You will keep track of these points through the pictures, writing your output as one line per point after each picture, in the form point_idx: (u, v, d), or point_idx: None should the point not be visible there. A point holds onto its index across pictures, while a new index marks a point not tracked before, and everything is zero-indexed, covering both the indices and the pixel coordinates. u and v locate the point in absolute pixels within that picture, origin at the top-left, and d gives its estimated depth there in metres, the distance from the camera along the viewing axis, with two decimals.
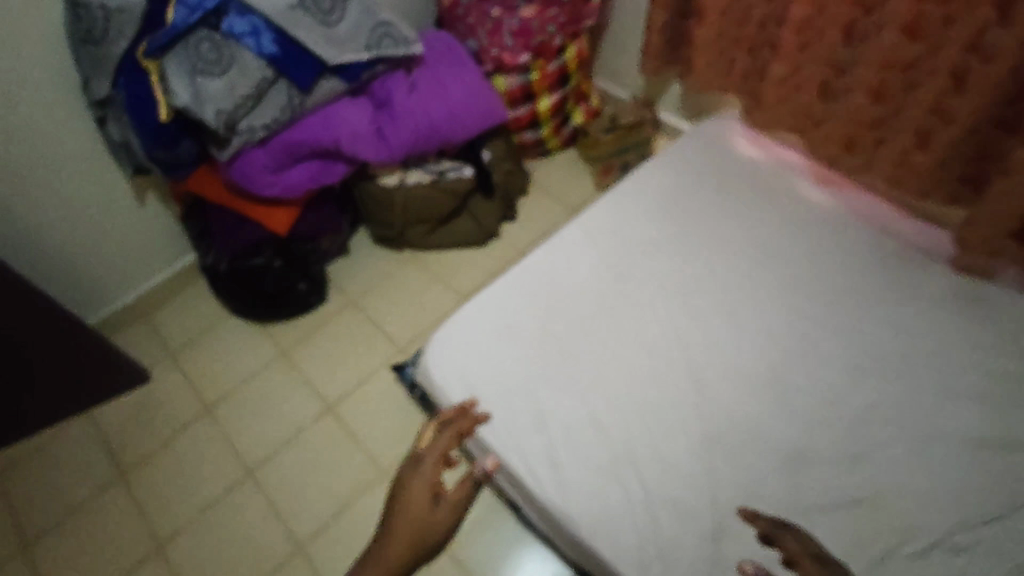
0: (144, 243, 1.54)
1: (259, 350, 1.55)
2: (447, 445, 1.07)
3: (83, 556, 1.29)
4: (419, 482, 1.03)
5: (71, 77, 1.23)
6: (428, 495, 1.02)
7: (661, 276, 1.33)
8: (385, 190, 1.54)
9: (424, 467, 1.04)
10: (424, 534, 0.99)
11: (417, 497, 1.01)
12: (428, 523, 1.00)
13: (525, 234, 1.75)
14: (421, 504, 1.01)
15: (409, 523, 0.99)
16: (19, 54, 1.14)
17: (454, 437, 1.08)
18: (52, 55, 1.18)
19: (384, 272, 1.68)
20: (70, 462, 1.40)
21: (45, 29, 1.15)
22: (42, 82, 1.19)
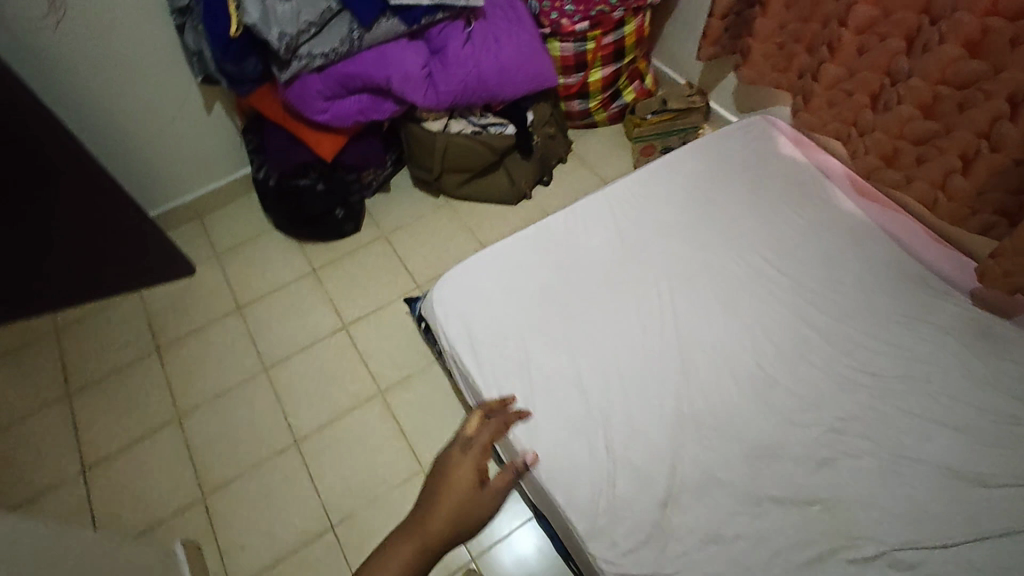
0: (207, 150, 1.68)
1: (292, 263, 1.69)
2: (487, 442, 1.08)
3: (113, 411, 1.46)
4: (467, 462, 1.06)
5: None
6: (474, 474, 1.05)
7: (672, 258, 1.36)
8: (428, 134, 1.61)
9: (470, 453, 1.07)
10: (469, 508, 1.01)
11: (464, 471, 1.04)
12: (474, 500, 1.01)
13: (556, 200, 1.80)
14: (467, 481, 1.03)
15: (456, 493, 1.02)
16: None
17: (497, 433, 1.10)
18: None
19: (416, 213, 1.77)
20: (117, 331, 1.59)
21: None
22: None
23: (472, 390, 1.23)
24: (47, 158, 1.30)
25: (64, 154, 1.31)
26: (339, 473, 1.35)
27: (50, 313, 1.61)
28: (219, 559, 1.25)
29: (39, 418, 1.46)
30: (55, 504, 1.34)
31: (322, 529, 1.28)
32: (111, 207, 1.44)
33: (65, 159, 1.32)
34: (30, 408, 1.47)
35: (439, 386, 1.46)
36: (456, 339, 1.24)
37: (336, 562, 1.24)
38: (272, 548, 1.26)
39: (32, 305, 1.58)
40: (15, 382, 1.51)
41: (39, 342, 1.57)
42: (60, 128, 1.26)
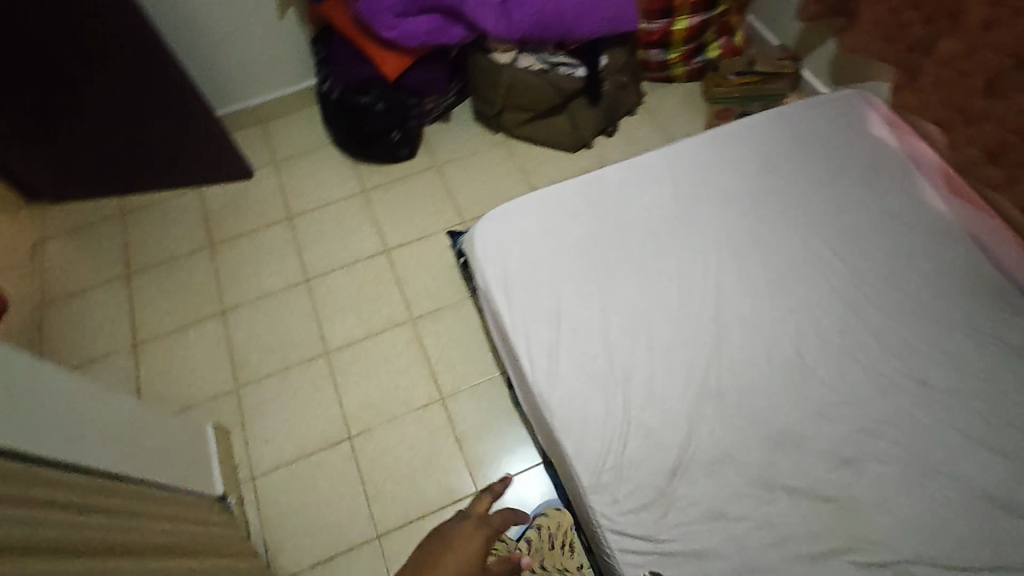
0: (277, 56, 1.70)
1: (344, 181, 1.71)
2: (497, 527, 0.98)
3: (164, 296, 1.55)
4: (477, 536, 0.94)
5: None
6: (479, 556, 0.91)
7: (727, 229, 1.29)
8: (495, 65, 1.55)
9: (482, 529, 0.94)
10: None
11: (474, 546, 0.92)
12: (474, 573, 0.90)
13: (616, 153, 1.73)
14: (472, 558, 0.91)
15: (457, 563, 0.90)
16: None
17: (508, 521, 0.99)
18: None
19: (472, 147, 1.75)
20: (176, 222, 1.66)
21: None
22: None
23: (500, 331, 1.24)
24: (120, 43, 1.32)
25: (135, 43, 1.33)
26: (362, 390, 1.39)
27: (118, 196, 1.71)
28: (245, 449, 1.33)
29: (99, 291, 1.56)
30: (106, 371, 1.45)
31: (340, 438, 1.34)
32: (177, 101, 1.47)
33: (135, 47, 1.34)
34: (92, 281, 1.58)
35: (469, 322, 1.47)
36: (490, 276, 1.24)
37: (348, 470, 1.30)
38: (293, 447, 1.33)
39: (102, 186, 1.67)
40: (82, 254, 1.62)
41: (106, 222, 1.67)
42: (134, 14, 1.28)
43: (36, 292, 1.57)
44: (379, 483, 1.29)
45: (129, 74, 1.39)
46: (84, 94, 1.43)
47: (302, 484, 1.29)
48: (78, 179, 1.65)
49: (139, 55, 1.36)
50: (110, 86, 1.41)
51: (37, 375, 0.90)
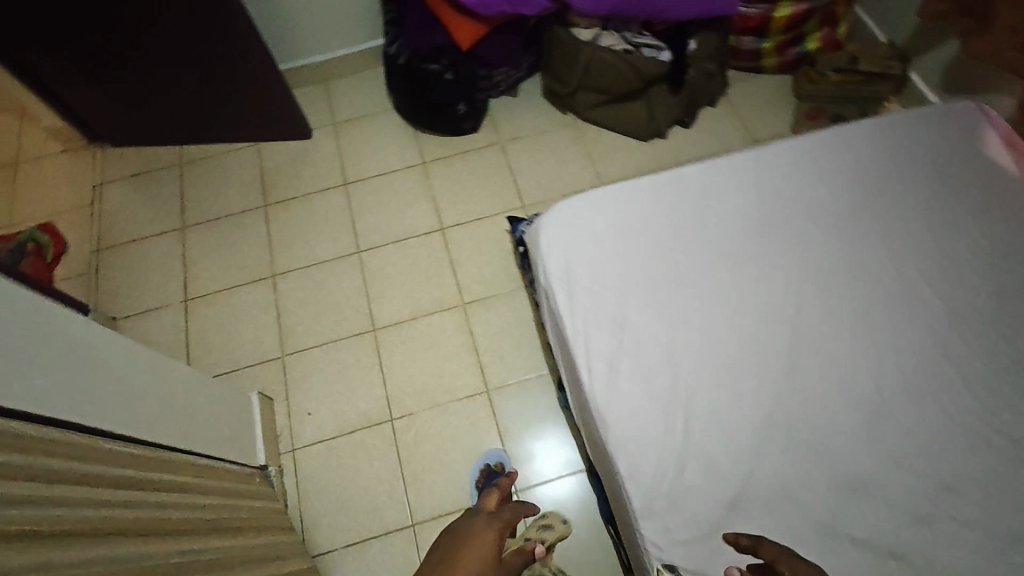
0: (346, 12, 1.63)
1: (403, 151, 1.64)
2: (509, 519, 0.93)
3: (216, 254, 1.53)
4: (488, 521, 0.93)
5: None
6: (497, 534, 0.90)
7: (812, 248, 1.19)
8: (575, 42, 1.44)
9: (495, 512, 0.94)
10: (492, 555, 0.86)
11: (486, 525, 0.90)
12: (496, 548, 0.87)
13: (692, 147, 1.62)
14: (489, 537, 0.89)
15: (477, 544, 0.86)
16: None
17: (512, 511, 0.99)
18: None
19: (538, 127, 1.66)
20: (232, 178, 1.63)
21: None
22: None
23: (558, 333, 1.18)
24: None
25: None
26: (407, 372, 1.37)
27: (177, 144, 1.69)
28: (288, 419, 1.33)
29: (153, 242, 1.56)
30: (156, 324, 1.45)
31: (382, 419, 1.32)
32: (241, 51, 1.42)
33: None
34: (147, 231, 1.57)
35: (521, 314, 1.42)
36: (554, 274, 1.17)
37: (388, 453, 1.29)
38: (334, 423, 1.32)
39: (163, 134, 1.65)
40: (139, 202, 1.61)
41: (164, 171, 1.66)
42: None
43: (93, 237, 1.57)
44: (418, 470, 1.27)
45: (192, 21, 1.34)
46: (149, 40, 1.38)
47: (340, 463, 1.28)
48: (139, 125, 1.63)
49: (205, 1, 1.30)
50: (177, 35, 1.37)
51: (85, 333, 0.88)
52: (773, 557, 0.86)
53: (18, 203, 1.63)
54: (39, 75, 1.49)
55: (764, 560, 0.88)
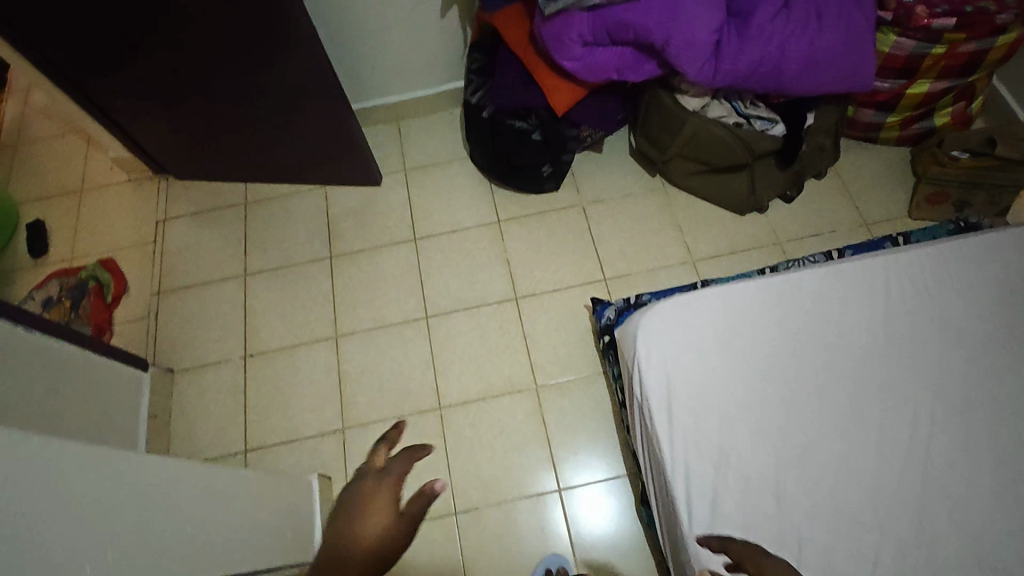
0: (429, 55, 1.52)
1: (478, 207, 1.54)
2: (405, 474, 0.66)
3: (278, 307, 1.46)
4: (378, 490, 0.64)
5: None
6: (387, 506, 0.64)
7: (943, 382, 1.07)
8: (680, 111, 1.30)
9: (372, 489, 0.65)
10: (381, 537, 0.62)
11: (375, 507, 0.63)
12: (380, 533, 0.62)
13: (794, 225, 1.47)
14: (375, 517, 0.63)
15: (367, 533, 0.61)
16: None
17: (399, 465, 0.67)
18: None
19: (625, 190, 1.54)
20: (297, 223, 1.56)
21: None
22: None
23: (650, 452, 1.10)
24: (276, 35, 1.18)
25: (293, 34, 1.18)
26: (474, 460, 1.28)
27: (244, 182, 1.62)
28: None
29: (214, 288, 1.49)
30: (214, 380, 1.39)
31: (445, 512, 1.23)
32: (320, 98, 1.34)
33: (293, 41, 1.20)
34: (210, 276, 1.51)
35: (599, 405, 1.31)
36: (652, 391, 1.08)
37: (450, 550, 1.21)
38: None
39: (230, 171, 1.58)
40: (203, 243, 1.55)
41: (229, 210, 1.59)
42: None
43: (154, 279, 1.52)
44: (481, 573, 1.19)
45: (274, 67, 1.26)
46: (225, 85, 1.31)
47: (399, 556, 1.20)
48: (205, 161, 1.56)
49: (293, 49, 1.21)
50: (255, 78, 1.29)
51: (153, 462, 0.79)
52: (740, 556, 0.90)
53: (81, 235, 1.59)
54: (107, 108, 1.43)
55: (733, 559, 0.91)
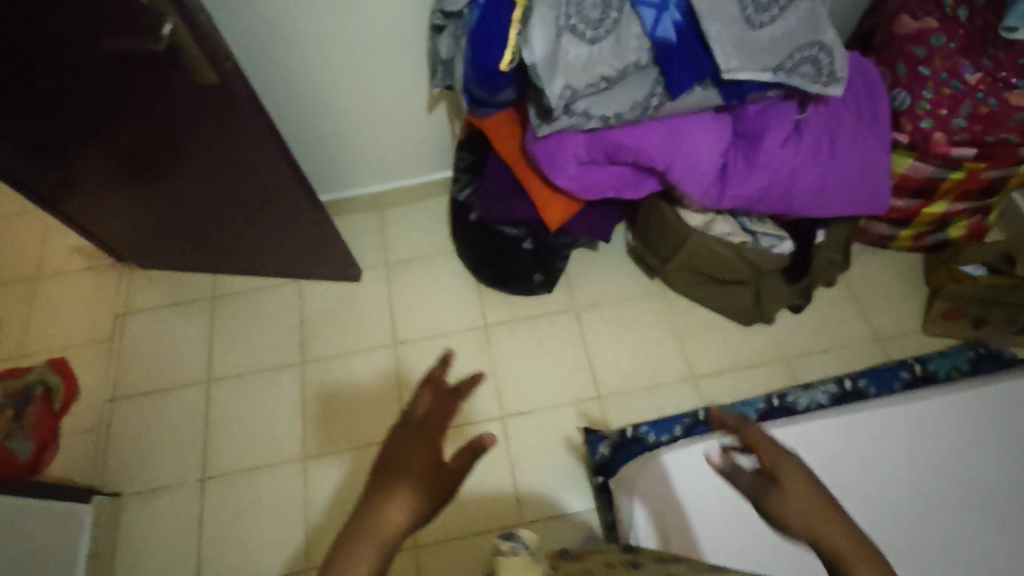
0: (413, 148, 1.43)
1: (464, 309, 1.44)
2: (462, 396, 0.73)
3: (241, 420, 1.34)
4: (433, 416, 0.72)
5: None
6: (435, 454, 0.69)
7: (973, 560, 0.96)
8: (681, 225, 1.22)
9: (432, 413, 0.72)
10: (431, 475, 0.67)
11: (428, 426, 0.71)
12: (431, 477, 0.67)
13: (801, 340, 1.38)
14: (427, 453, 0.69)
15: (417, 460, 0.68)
16: None
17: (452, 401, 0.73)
18: None
19: (621, 294, 1.44)
20: (270, 323, 1.45)
21: None
22: None
23: None
24: (239, 141, 1.06)
25: (258, 144, 1.06)
26: None
27: (213, 273, 1.51)
28: None
29: (173, 396, 1.37)
30: (166, 507, 1.26)
31: None
32: (289, 202, 1.23)
33: (258, 148, 1.08)
34: (171, 380, 1.39)
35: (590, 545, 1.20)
36: None
37: None
38: None
39: (197, 262, 1.47)
40: (165, 341, 1.44)
41: (194, 306, 1.48)
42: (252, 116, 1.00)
43: (110, 382, 1.39)
44: None
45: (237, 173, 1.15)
46: (186, 187, 1.20)
47: None
48: (170, 253, 1.45)
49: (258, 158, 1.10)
50: (222, 182, 1.18)
51: None
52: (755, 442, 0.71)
53: (32, 329, 1.47)
54: (59, 205, 1.29)
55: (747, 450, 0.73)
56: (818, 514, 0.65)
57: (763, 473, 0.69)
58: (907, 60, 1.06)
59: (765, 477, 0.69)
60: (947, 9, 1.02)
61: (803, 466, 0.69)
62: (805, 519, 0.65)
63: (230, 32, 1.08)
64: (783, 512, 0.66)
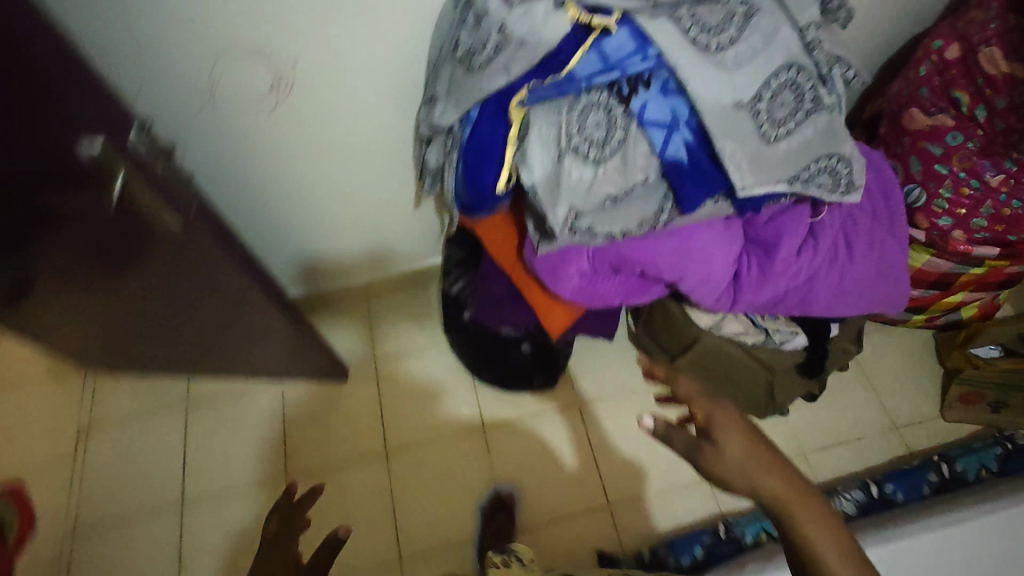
0: (400, 239, 1.34)
1: (458, 410, 1.35)
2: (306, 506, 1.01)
3: (219, 548, 1.23)
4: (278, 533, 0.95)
5: (413, 82, 0.97)
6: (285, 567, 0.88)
7: None
8: (691, 327, 1.15)
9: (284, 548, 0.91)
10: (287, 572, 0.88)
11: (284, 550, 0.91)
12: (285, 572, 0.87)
13: (816, 431, 1.31)
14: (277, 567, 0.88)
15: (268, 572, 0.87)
16: (367, 55, 0.91)
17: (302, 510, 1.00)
18: (398, 61, 0.94)
19: (625, 386, 1.36)
20: (250, 433, 1.35)
21: (407, 32, 0.90)
22: (374, 80, 0.96)
23: None
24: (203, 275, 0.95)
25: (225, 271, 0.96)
26: None
27: (185, 378, 1.40)
28: None
29: (142, 524, 1.26)
30: None
31: None
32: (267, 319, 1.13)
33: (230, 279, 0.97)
34: (140, 505, 1.27)
35: None
36: None
37: None
38: None
39: (167, 370, 1.36)
40: (133, 458, 1.32)
41: (165, 415, 1.37)
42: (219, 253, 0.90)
43: (69, 511, 1.28)
44: None
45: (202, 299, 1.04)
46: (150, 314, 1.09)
47: None
48: (136, 363, 1.34)
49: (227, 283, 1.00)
50: (194, 306, 1.06)
51: None
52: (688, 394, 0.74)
53: None
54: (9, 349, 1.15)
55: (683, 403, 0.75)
56: (751, 468, 0.68)
57: (699, 433, 0.73)
58: (921, 156, 1.01)
59: (700, 436, 0.72)
60: (962, 107, 0.97)
61: (735, 415, 0.72)
62: (743, 475, 0.68)
63: (193, 149, 0.98)
64: (720, 466, 0.69)
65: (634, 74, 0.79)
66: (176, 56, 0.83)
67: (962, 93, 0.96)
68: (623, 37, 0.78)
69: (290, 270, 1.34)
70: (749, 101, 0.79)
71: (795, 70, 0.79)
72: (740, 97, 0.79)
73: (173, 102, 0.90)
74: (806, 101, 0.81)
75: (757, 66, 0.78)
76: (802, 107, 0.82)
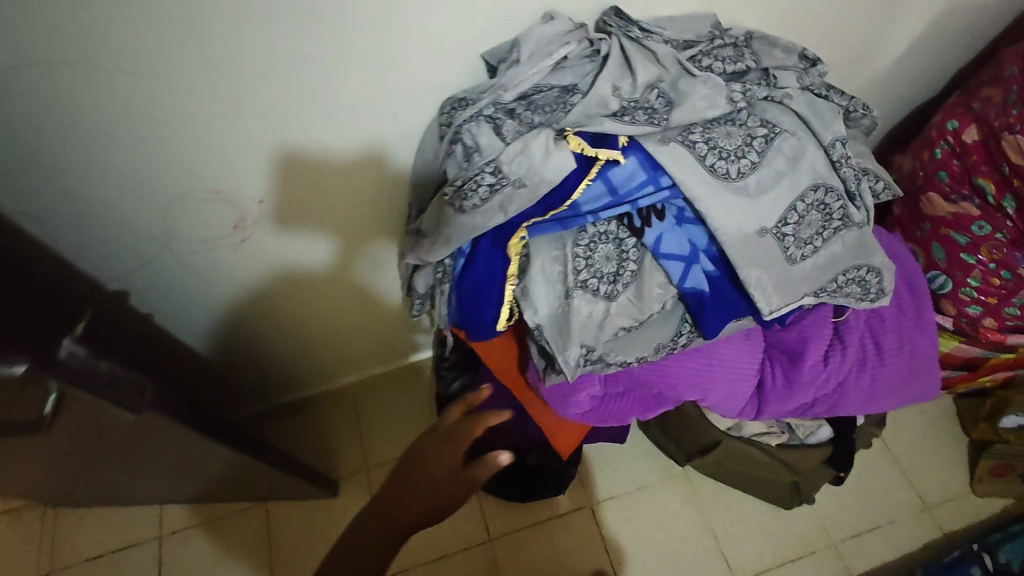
0: (389, 342, 1.23)
1: (463, 522, 1.24)
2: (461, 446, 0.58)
3: None
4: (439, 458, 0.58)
5: (394, 200, 0.88)
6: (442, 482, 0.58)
7: None
8: (709, 432, 1.06)
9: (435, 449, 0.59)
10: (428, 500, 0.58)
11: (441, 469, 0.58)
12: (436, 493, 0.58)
13: (846, 518, 1.23)
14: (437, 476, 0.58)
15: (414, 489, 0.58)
16: (340, 180, 0.81)
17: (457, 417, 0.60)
18: (378, 183, 0.84)
19: (640, 481, 1.27)
20: (234, 567, 1.22)
21: (384, 153, 0.80)
22: (350, 203, 0.86)
23: None
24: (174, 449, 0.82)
25: (200, 444, 0.83)
26: None
27: (157, 507, 1.27)
28: None
29: None
30: None
31: None
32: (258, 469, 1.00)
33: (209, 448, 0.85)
34: None
35: None
36: None
37: None
38: None
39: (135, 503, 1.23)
40: None
41: (137, 553, 1.23)
42: (190, 432, 0.77)
43: None
44: None
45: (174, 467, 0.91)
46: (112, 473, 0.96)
47: None
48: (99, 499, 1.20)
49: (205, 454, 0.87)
50: (155, 468, 0.91)
51: None
52: None
53: None
54: None
55: None
56: None
57: None
58: (945, 245, 0.95)
59: None
60: (988, 196, 0.92)
61: None
62: None
63: (147, 287, 0.87)
64: None
65: (645, 205, 0.70)
66: (121, 206, 0.73)
67: (987, 181, 0.91)
68: (633, 165, 0.69)
69: (268, 383, 1.21)
70: (773, 225, 0.71)
71: (823, 191, 0.72)
72: (763, 222, 0.70)
73: (121, 245, 0.78)
74: (833, 218, 0.74)
75: (781, 191, 0.70)
76: (829, 226, 0.74)
